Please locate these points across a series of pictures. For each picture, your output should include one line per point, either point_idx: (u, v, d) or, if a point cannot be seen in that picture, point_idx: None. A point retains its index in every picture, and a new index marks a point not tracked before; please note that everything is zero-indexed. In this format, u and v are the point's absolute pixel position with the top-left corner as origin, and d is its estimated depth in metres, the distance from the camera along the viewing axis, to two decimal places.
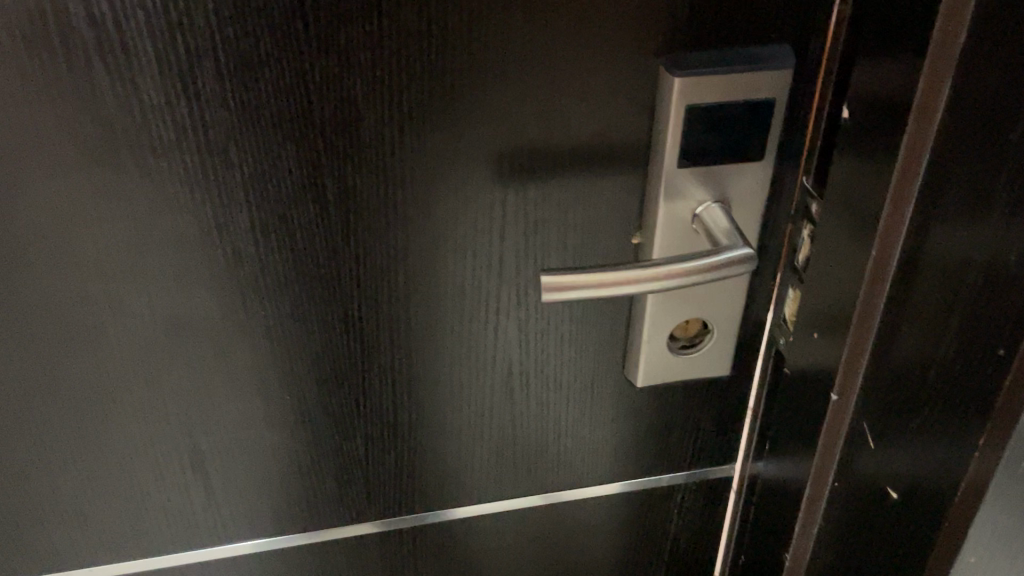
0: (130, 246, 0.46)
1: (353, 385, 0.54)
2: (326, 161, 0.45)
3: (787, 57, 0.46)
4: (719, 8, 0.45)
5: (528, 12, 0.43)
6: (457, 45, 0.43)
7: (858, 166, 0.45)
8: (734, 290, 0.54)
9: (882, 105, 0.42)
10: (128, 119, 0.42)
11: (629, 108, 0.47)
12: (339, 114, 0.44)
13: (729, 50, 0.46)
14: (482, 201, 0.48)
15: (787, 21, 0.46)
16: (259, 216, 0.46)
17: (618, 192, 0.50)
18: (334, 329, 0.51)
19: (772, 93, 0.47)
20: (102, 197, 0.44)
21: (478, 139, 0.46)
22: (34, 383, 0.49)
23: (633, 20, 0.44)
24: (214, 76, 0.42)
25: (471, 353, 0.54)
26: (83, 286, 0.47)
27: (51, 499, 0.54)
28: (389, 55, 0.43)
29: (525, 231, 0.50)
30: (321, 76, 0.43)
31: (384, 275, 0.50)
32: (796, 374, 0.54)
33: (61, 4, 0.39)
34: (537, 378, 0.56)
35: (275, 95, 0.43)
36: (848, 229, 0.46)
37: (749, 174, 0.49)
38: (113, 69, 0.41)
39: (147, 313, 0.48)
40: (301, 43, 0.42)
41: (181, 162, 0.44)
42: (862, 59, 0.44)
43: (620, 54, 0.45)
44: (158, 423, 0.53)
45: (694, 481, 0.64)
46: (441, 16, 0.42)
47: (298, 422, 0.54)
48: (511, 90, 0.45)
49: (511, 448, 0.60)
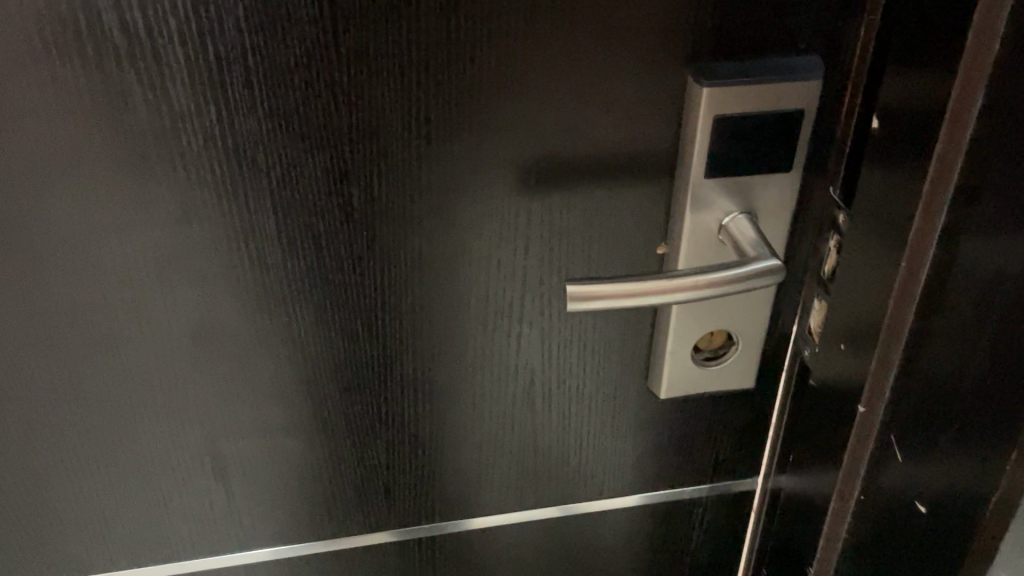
0: (157, 251, 0.46)
1: (376, 392, 0.54)
2: (352, 169, 0.45)
3: (816, 68, 0.46)
4: (748, 18, 0.44)
5: (556, 21, 0.43)
6: (484, 55, 0.43)
7: (886, 177, 0.44)
8: (760, 302, 0.53)
9: (911, 117, 0.42)
10: (156, 125, 0.43)
11: (655, 118, 0.47)
12: (366, 123, 0.44)
13: (757, 60, 0.46)
14: (506, 211, 0.48)
15: (817, 31, 0.46)
16: (284, 223, 0.47)
17: (643, 202, 0.50)
18: (357, 337, 0.51)
19: (800, 104, 0.46)
20: (130, 203, 0.45)
21: (503, 149, 0.46)
22: (60, 385, 0.50)
23: (660, 30, 0.44)
24: (243, 84, 0.42)
25: (493, 362, 0.54)
26: (110, 290, 0.47)
27: (74, 502, 0.55)
28: (416, 64, 0.43)
29: (549, 241, 0.50)
30: (349, 84, 0.43)
31: (408, 284, 0.50)
32: (821, 387, 0.53)
33: (95, 11, 0.39)
34: (559, 388, 0.56)
35: (303, 103, 0.43)
36: (875, 240, 0.46)
37: (775, 185, 0.49)
38: (144, 76, 0.41)
39: (172, 318, 0.49)
40: (329, 52, 0.42)
41: (209, 169, 0.44)
42: (891, 71, 0.44)
43: (647, 64, 0.45)
44: (181, 427, 0.53)
45: (716, 494, 0.64)
46: (471, 26, 0.42)
47: (320, 429, 0.55)
48: (538, 100, 0.45)
49: (532, 459, 0.59)
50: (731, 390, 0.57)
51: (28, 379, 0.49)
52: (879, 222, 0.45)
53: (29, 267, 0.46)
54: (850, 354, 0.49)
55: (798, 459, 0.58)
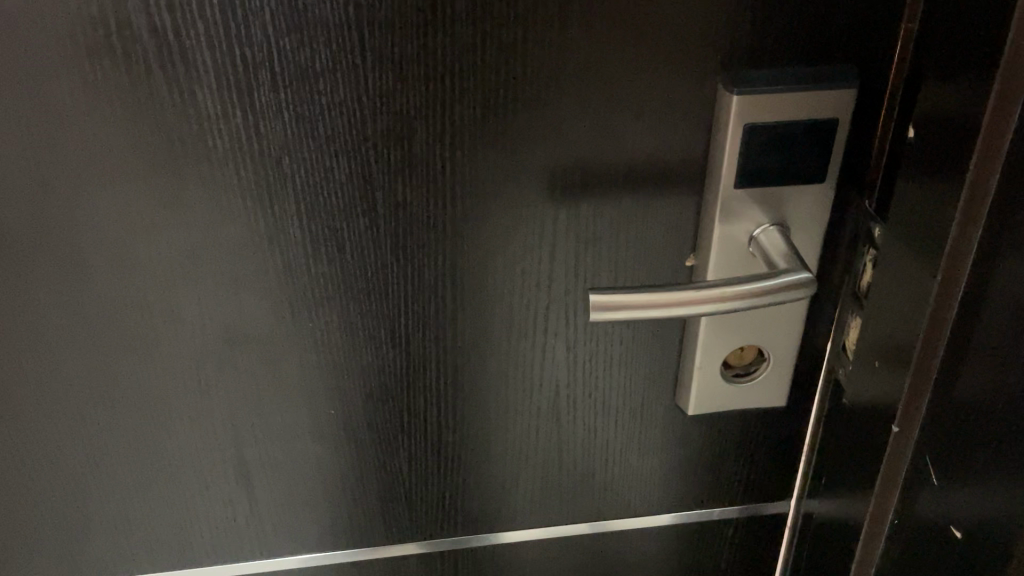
0: (183, 253, 0.47)
1: (398, 401, 0.53)
2: (378, 175, 0.45)
3: (852, 75, 0.45)
4: (782, 24, 0.43)
5: (584, 27, 0.42)
6: (512, 63, 0.43)
7: (920, 190, 0.43)
8: (793, 317, 0.52)
9: (946, 128, 0.41)
10: (185, 128, 0.43)
11: (686, 126, 0.46)
12: (393, 129, 0.44)
13: (792, 67, 0.45)
14: (533, 219, 0.48)
15: (854, 39, 0.44)
16: (310, 228, 0.47)
17: (673, 213, 0.49)
18: (380, 344, 0.51)
19: (835, 112, 0.45)
20: (158, 206, 0.45)
21: (530, 158, 0.46)
22: (86, 388, 0.50)
23: (691, 37, 0.43)
24: (270, 88, 0.42)
25: (519, 372, 0.53)
26: (137, 293, 0.48)
27: (98, 504, 0.55)
28: (443, 70, 0.43)
29: (574, 250, 0.49)
30: (376, 90, 0.43)
31: (432, 292, 0.50)
32: (855, 407, 0.52)
33: (125, 14, 0.40)
34: (584, 402, 0.55)
35: (329, 108, 0.43)
36: (911, 254, 0.44)
37: (808, 197, 0.48)
38: (172, 78, 0.42)
39: (198, 321, 0.49)
40: (355, 57, 0.42)
41: (235, 172, 0.44)
42: (927, 81, 0.42)
43: (677, 72, 0.44)
44: (204, 432, 0.53)
45: (746, 514, 0.62)
46: (497, 31, 0.42)
47: (343, 436, 0.54)
48: (566, 106, 0.44)
49: (558, 473, 0.58)
50: (762, 408, 0.56)
51: (55, 379, 0.50)
52: (915, 235, 0.44)
53: (57, 268, 0.46)
54: (884, 372, 0.48)
55: (831, 481, 0.56)
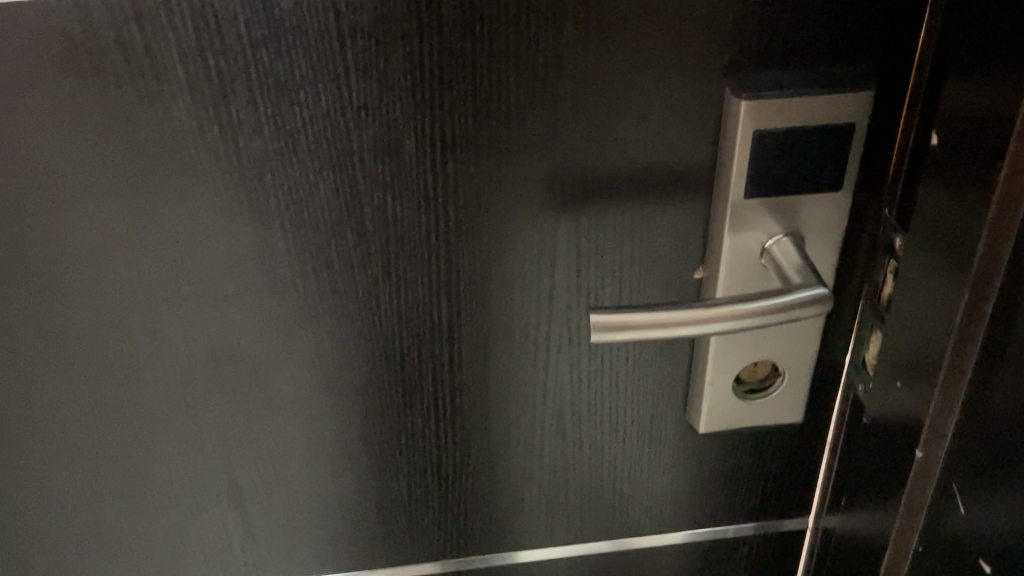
0: (165, 274, 0.45)
1: (395, 420, 0.51)
2: (366, 189, 0.43)
3: (869, 76, 0.42)
4: (792, 24, 0.40)
5: (580, 32, 0.40)
6: (503, 70, 0.40)
7: (945, 200, 0.40)
8: (808, 330, 0.49)
9: (972, 133, 0.38)
10: (161, 144, 0.41)
11: (692, 134, 0.43)
12: (380, 141, 0.42)
13: (803, 68, 0.42)
14: (530, 233, 0.46)
15: (870, 37, 0.41)
16: (296, 245, 0.44)
17: (679, 224, 0.46)
18: (375, 363, 0.49)
19: (851, 116, 0.42)
20: (136, 226, 0.43)
21: (525, 169, 0.43)
22: (70, 414, 0.48)
23: (695, 39, 0.40)
24: (248, 101, 0.40)
25: (521, 390, 0.51)
26: (119, 316, 0.46)
27: (88, 531, 0.53)
28: (430, 78, 0.40)
29: (576, 264, 0.47)
30: (360, 101, 0.40)
31: (427, 309, 0.47)
32: (877, 426, 0.49)
33: (92, 27, 0.38)
34: (590, 420, 0.53)
35: (311, 121, 0.41)
36: (935, 269, 0.41)
37: (823, 205, 0.45)
38: (145, 93, 0.39)
39: (184, 344, 0.47)
40: (336, 69, 0.39)
41: (215, 189, 0.42)
42: (951, 84, 0.39)
43: (681, 76, 0.41)
44: (194, 456, 0.51)
45: (762, 531, 0.60)
46: (486, 37, 0.39)
47: (340, 457, 0.52)
48: (565, 115, 0.42)
49: (566, 493, 0.56)
50: (777, 425, 0.53)
51: (36, 406, 0.48)
52: (939, 247, 0.41)
53: (34, 292, 0.44)
54: (908, 392, 0.45)
55: (852, 500, 0.53)
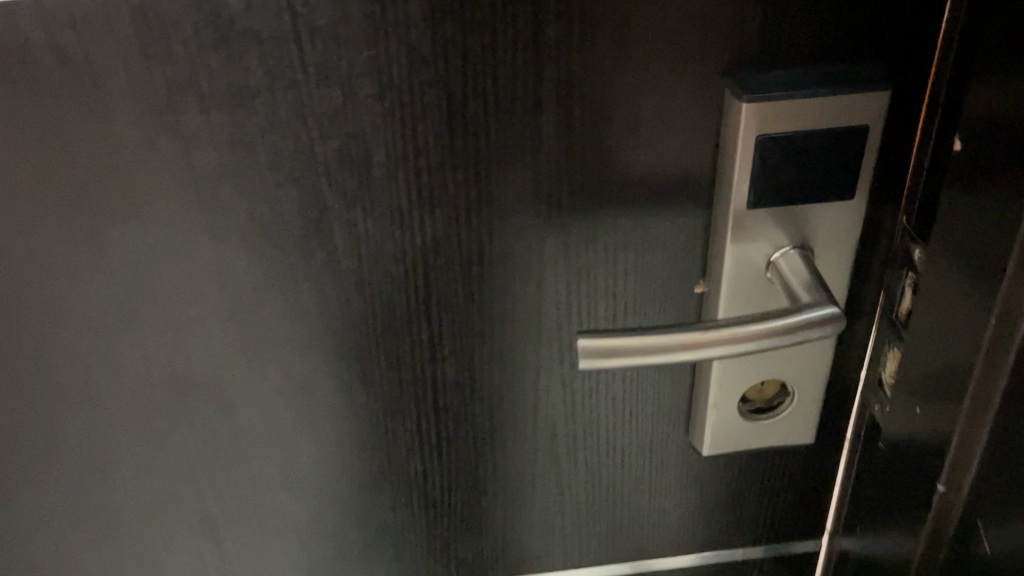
0: (119, 296, 0.41)
1: (376, 446, 0.48)
2: (333, 204, 0.40)
3: (883, 74, 0.38)
4: (796, 17, 0.37)
5: (563, 31, 0.36)
6: (478, 73, 0.37)
7: (969, 213, 0.36)
8: (818, 348, 0.46)
9: (999, 140, 0.34)
10: (106, 159, 0.38)
11: (689, 139, 0.39)
12: (346, 152, 0.38)
13: (810, 67, 0.38)
14: (515, 248, 0.42)
15: (884, 31, 0.37)
16: (260, 264, 0.41)
17: (677, 235, 0.42)
18: (351, 386, 0.46)
19: (864, 118, 0.38)
20: (84, 247, 0.40)
21: (507, 180, 0.40)
22: (26, 444, 0.45)
23: (689, 36, 0.37)
24: (200, 111, 0.37)
25: (510, 413, 0.48)
26: (72, 342, 0.42)
27: (53, 564, 0.50)
28: (399, 83, 0.37)
29: (565, 280, 0.43)
30: (322, 109, 0.37)
31: (406, 328, 0.44)
32: (894, 451, 0.45)
33: (24, 33, 0.34)
34: (584, 442, 0.49)
35: (270, 132, 0.37)
36: (959, 287, 0.38)
37: (833, 215, 0.41)
38: (86, 104, 0.36)
39: (144, 370, 0.44)
40: (294, 74, 0.36)
41: (169, 205, 0.39)
42: (974, 83, 0.35)
43: (675, 77, 0.38)
44: (162, 486, 0.48)
45: (771, 555, 0.56)
46: (459, 37, 0.36)
47: (318, 483, 0.49)
48: (549, 121, 0.38)
49: (563, 517, 0.53)
50: (787, 448, 0.50)
51: None
52: (963, 265, 0.37)
53: None
54: (928, 419, 0.41)
55: (866, 526, 0.50)
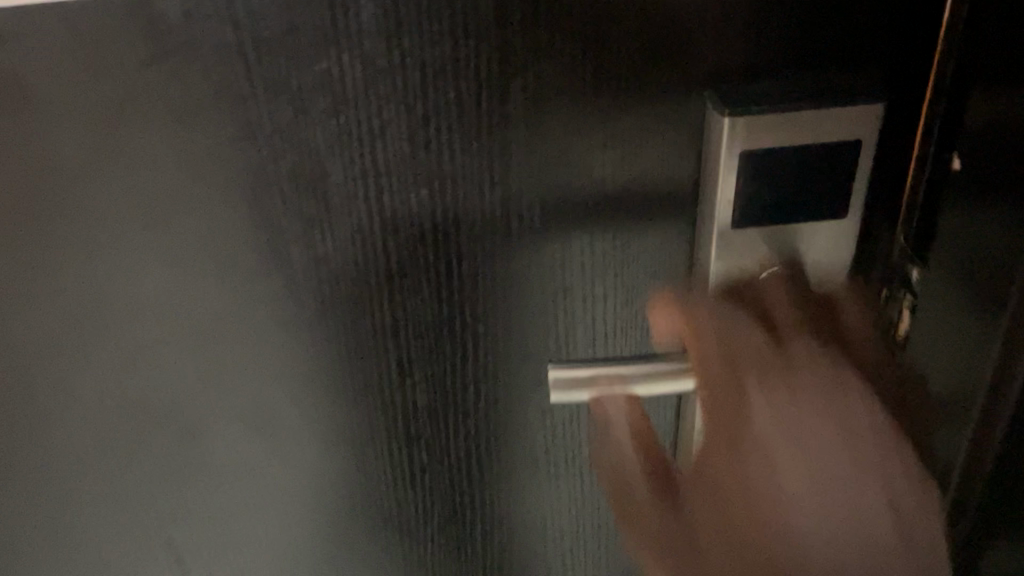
0: (65, 326, 0.39)
1: (347, 475, 0.46)
2: (290, 225, 0.37)
3: (876, 84, 0.36)
4: (781, 24, 0.34)
5: (530, 39, 0.34)
6: (439, 87, 0.34)
7: (972, 233, 0.34)
8: None
9: (1004, 157, 0.32)
10: (44, 182, 0.35)
11: (668, 154, 0.37)
12: (302, 171, 0.36)
13: (798, 77, 0.35)
14: (486, 270, 0.40)
15: (877, 39, 0.35)
16: (215, 289, 0.39)
17: (658, 254, 0.40)
18: (318, 413, 0.43)
19: (857, 132, 0.35)
20: (25, 275, 0.37)
21: (475, 200, 0.37)
22: None
23: (666, 45, 0.34)
24: (143, 129, 0.34)
25: (486, 439, 0.46)
26: (17, 373, 0.40)
27: None
28: (355, 99, 0.34)
29: (540, 302, 0.41)
30: (273, 126, 0.35)
31: (373, 354, 0.42)
32: None
33: None
34: (566, 469, 0.47)
35: (219, 150, 0.35)
36: (962, 310, 0.36)
37: (827, 237, 0.38)
38: (19, 122, 0.34)
39: (96, 402, 0.41)
40: (242, 89, 0.34)
41: (114, 230, 0.37)
42: (976, 95, 0.33)
43: (651, 89, 0.35)
44: (123, 519, 0.46)
45: None
46: (418, 49, 0.33)
47: (287, 513, 0.47)
48: (518, 136, 0.36)
49: (546, 545, 0.51)
50: None
51: None
52: (965, 287, 0.35)
53: None
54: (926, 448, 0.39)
55: None
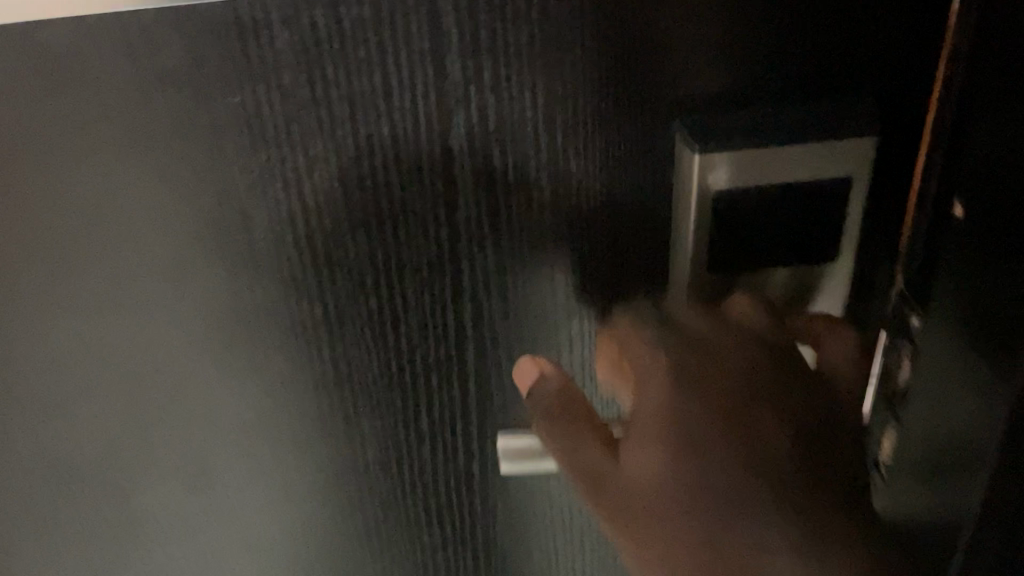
0: None
1: (310, 512, 0.44)
2: (221, 270, 0.34)
3: (873, 117, 0.31)
4: (759, 50, 0.29)
5: (470, 72, 0.29)
6: (370, 125, 0.30)
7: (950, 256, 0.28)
8: None
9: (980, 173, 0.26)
10: None
11: (638, 195, 0.33)
12: (227, 214, 0.32)
13: (783, 109, 0.31)
14: (442, 316, 0.36)
15: (875, 65, 0.30)
16: (148, 336, 0.36)
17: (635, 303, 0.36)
18: (272, 456, 0.41)
19: (847, 168, 0.32)
20: None
21: (424, 243, 0.34)
22: None
23: (627, 76, 0.30)
24: (49, 175, 0.31)
25: (455, 486, 0.42)
26: None
27: None
28: (275, 138, 0.30)
29: (504, 348, 0.37)
30: (190, 167, 0.31)
31: (324, 399, 0.39)
32: None
33: None
34: (543, 516, 0.44)
35: (134, 194, 0.32)
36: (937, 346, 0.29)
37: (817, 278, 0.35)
38: None
39: (35, 445, 0.40)
40: (151, 129, 0.30)
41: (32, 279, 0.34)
42: (964, 113, 0.28)
43: (613, 124, 0.31)
44: (82, 553, 0.45)
45: None
46: (340, 85, 0.29)
47: (252, 545, 0.45)
48: (462, 176, 0.32)
49: None
50: None
51: None
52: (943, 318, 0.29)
53: None
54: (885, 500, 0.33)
55: None
